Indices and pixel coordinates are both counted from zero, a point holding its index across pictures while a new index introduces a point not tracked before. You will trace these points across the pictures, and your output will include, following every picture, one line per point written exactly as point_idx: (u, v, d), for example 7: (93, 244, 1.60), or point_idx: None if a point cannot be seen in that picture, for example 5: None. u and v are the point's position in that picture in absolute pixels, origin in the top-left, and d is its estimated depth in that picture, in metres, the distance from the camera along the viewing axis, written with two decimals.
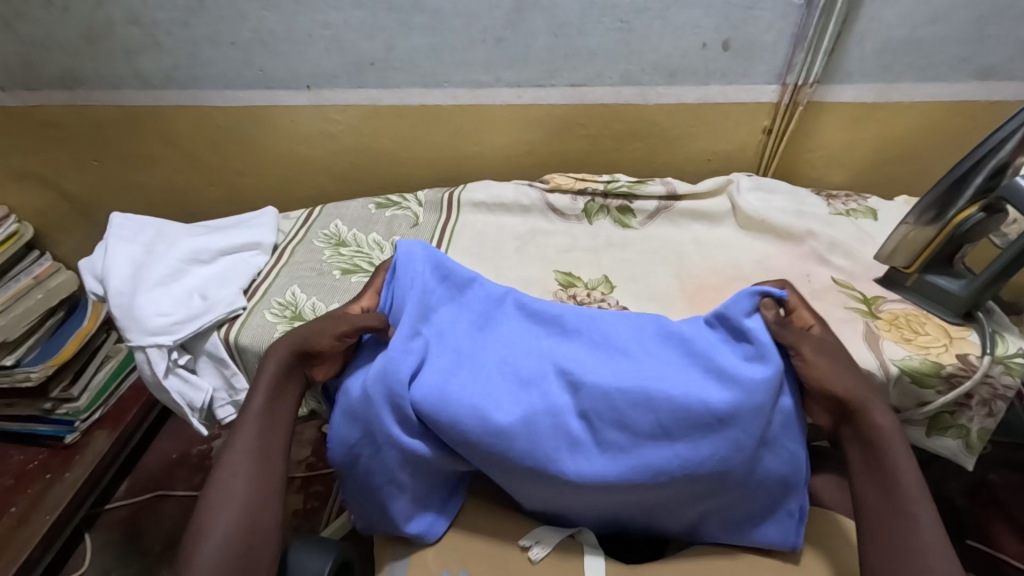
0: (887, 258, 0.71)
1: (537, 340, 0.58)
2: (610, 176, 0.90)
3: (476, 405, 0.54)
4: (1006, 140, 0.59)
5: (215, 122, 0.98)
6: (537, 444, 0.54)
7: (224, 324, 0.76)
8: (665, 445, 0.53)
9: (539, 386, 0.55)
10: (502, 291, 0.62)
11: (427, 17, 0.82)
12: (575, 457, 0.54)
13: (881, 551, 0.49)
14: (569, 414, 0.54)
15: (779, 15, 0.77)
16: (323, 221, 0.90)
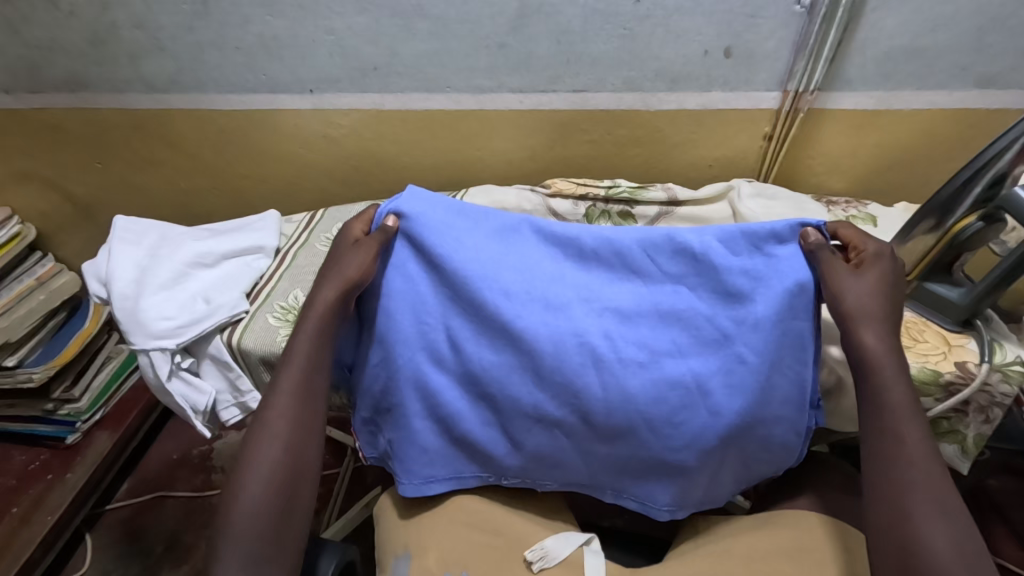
0: None
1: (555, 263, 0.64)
2: (611, 181, 0.90)
3: (507, 322, 0.60)
4: (1006, 150, 0.59)
5: (219, 126, 0.98)
6: (562, 362, 0.60)
7: (227, 327, 0.76)
8: (681, 358, 0.60)
9: (564, 311, 0.61)
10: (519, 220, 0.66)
11: (430, 23, 0.82)
12: (597, 375, 0.60)
13: (875, 473, 0.53)
14: (599, 338, 0.60)
15: (781, 23, 0.78)
16: (326, 225, 0.91)
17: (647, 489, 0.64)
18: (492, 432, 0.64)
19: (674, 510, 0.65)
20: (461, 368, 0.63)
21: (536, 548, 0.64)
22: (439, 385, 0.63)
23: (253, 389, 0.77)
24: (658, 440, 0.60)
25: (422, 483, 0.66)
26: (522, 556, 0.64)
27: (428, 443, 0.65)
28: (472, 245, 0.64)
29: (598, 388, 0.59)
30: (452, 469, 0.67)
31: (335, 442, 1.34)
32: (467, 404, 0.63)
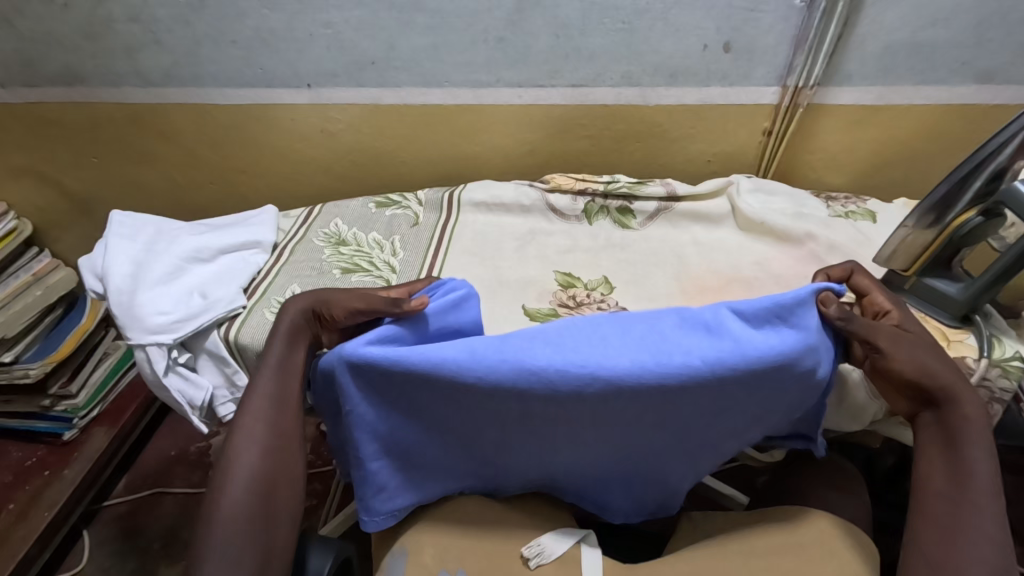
0: (886, 261, 0.70)
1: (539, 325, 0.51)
2: (610, 177, 0.90)
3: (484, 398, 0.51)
4: (1005, 145, 0.59)
5: (216, 121, 0.98)
6: (549, 433, 0.55)
7: (224, 322, 0.76)
8: (679, 420, 0.54)
9: (562, 394, 0.49)
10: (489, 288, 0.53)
11: (428, 16, 0.82)
12: (584, 437, 0.55)
13: (941, 505, 0.52)
14: (600, 412, 0.51)
15: (780, 17, 0.78)
16: (324, 220, 0.91)
17: (605, 496, 0.66)
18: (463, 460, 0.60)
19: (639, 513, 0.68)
20: (419, 412, 0.55)
21: (533, 544, 0.63)
22: (393, 430, 0.57)
23: None
24: (643, 466, 0.61)
25: (382, 517, 0.61)
26: (519, 553, 0.63)
27: (390, 478, 0.60)
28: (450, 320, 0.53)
29: (583, 447, 0.56)
30: (417, 499, 0.62)
31: (333, 439, 1.34)
32: (431, 440, 0.58)
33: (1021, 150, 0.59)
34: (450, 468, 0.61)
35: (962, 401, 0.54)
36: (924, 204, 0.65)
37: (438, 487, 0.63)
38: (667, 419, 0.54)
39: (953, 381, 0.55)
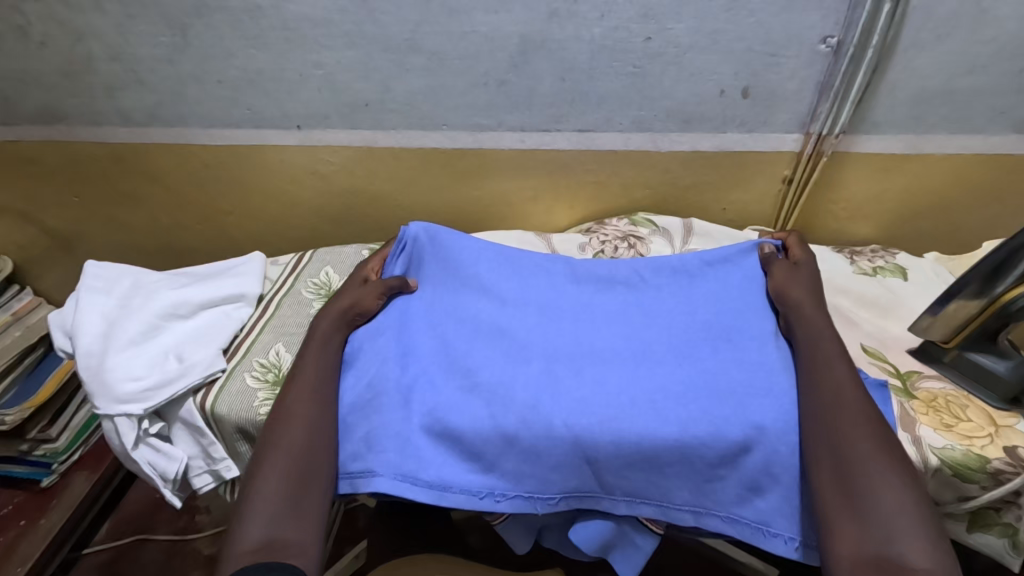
0: (923, 332, 0.65)
1: (552, 288, 0.74)
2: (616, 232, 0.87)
3: (501, 326, 0.70)
4: None
5: (203, 161, 0.93)
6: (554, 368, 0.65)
7: (200, 388, 0.70)
8: (669, 341, 0.66)
9: (558, 313, 0.71)
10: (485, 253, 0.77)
11: (426, 58, 0.77)
12: (591, 363, 0.65)
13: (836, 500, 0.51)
14: (597, 334, 0.68)
15: (804, 62, 0.72)
16: (313, 269, 0.86)
17: (661, 484, 0.60)
18: (477, 411, 0.62)
19: (697, 511, 0.60)
20: (449, 347, 0.69)
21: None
22: (432, 369, 0.66)
23: (227, 457, 0.70)
24: (653, 416, 0.60)
25: (398, 480, 0.60)
26: None
27: (411, 435, 0.61)
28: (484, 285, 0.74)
29: (590, 375, 0.64)
30: (434, 473, 0.60)
31: None
32: (455, 390, 0.65)
33: None
34: (477, 449, 0.61)
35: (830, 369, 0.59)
36: (975, 268, 0.59)
37: (456, 467, 0.62)
38: (651, 333, 0.68)
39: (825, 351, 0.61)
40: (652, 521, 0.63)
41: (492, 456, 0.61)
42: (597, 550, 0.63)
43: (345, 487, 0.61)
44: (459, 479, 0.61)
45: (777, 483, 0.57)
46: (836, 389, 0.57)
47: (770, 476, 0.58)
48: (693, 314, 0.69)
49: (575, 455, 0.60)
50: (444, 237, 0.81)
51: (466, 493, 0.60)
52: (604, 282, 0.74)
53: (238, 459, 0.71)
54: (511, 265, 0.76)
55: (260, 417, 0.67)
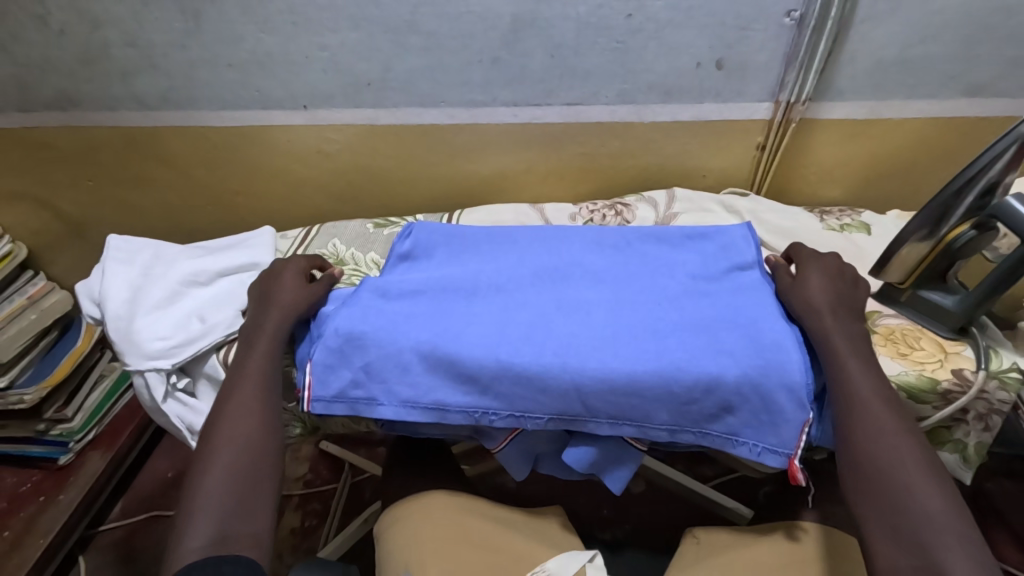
0: (882, 274, 0.70)
1: (547, 250, 0.83)
2: (608, 206, 0.93)
3: (497, 279, 0.79)
4: (997, 161, 0.59)
5: (213, 143, 0.98)
6: (544, 313, 0.74)
7: (223, 346, 0.75)
8: (648, 295, 0.75)
9: (552, 273, 0.79)
10: (485, 230, 0.87)
11: (425, 38, 0.83)
12: (574, 311, 0.73)
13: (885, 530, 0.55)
14: (585, 288, 0.77)
15: (771, 35, 0.79)
16: (322, 240, 0.92)
17: (642, 408, 0.67)
18: (477, 347, 0.70)
19: (673, 429, 0.67)
20: (453, 300, 0.76)
21: (540, 571, 0.71)
22: (438, 317, 0.74)
23: None
24: (626, 350, 0.68)
25: (400, 407, 0.69)
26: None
27: (411, 363, 0.70)
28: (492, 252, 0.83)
29: (572, 320, 0.72)
30: (434, 398, 0.69)
31: (333, 457, 1.33)
32: (451, 330, 0.72)
33: (1012, 165, 0.59)
34: (473, 379, 0.69)
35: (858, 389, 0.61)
36: (921, 217, 0.65)
37: (453, 391, 0.69)
38: (633, 284, 0.77)
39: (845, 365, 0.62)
40: (634, 439, 0.70)
41: (488, 380, 0.68)
42: (588, 469, 0.71)
43: (347, 411, 0.70)
44: (457, 400, 0.69)
45: (744, 402, 0.65)
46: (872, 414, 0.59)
47: (739, 397, 0.65)
48: (673, 270, 0.77)
49: (563, 381, 0.67)
50: (454, 228, 0.88)
51: (464, 413, 0.69)
52: (594, 245, 0.83)
53: None
54: (512, 243, 0.85)
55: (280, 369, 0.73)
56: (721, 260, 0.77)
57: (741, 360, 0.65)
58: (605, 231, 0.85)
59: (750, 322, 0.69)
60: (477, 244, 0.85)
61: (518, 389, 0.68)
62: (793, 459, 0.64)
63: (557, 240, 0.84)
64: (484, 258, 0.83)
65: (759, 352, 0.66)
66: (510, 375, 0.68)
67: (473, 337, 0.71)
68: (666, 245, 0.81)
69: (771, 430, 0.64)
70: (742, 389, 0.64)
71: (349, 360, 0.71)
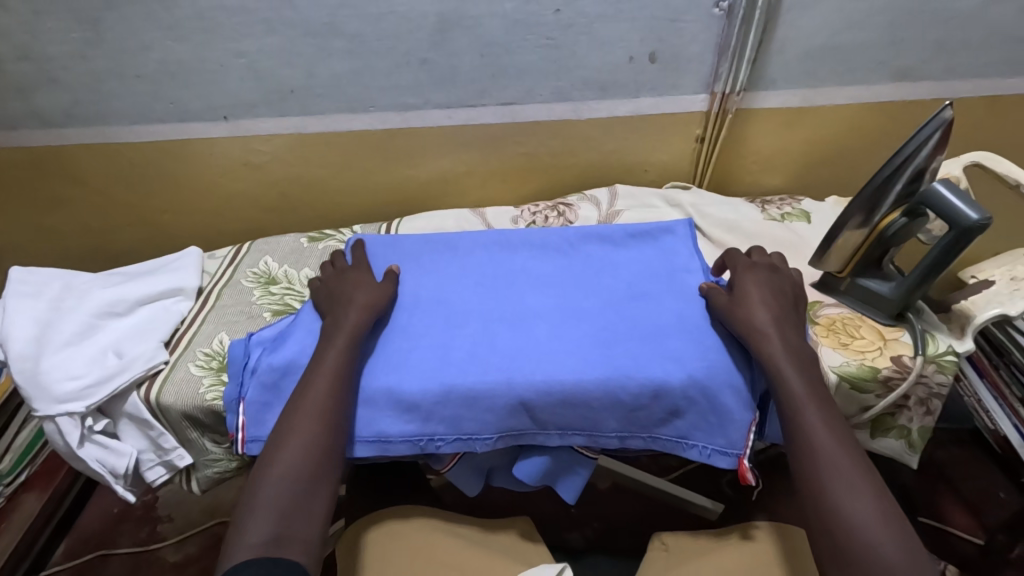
0: (821, 266, 0.70)
1: (488, 259, 0.80)
2: (550, 207, 0.91)
3: (437, 293, 0.76)
4: (923, 146, 0.59)
5: (129, 160, 0.91)
6: (486, 326, 0.71)
7: (144, 381, 0.70)
8: (592, 301, 0.73)
9: (493, 283, 0.77)
10: (423, 239, 0.84)
11: (347, 41, 0.78)
12: (518, 324, 0.71)
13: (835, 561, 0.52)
14: (528, 299, 0.74)
15: (702, 26, 0.78)
16: (252, 258, 0.87)
17: (590, 418, 0.65)
18: (418, 370, 0.66)
19: (623, 436, 0.66)
20: (390, 320, 0.73)
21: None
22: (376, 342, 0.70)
23: (179, 445, 0.71)
24: (572, 361, 0.66)
25: None
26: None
27: None
28: (430, 262, 0.80)
29: (514, 333, 0.70)
30: (376, 428, 0.66)
31: None
32: (388, 354, 0.68)
33: (938, 149, 0.60)
34: (413, 404, 0.65)
35: (815, 431, 0.56)
36: (854, 206, 0.64)
37: (396, 419, 0.66)
38: (576, 291, 0.74)
39: (802, 400, 0.57)
40: (584, 448, 0.68)
41: (431, 405, 0.65)
42: (541, 481, 0.69)
43: None
44: (400, 429, 0.65)
45: (691, 407, 0.63)
46: (823, 456, 0.55)
47: (687, 401, 0.63)
48: (616, 274, 0.76)
49: (508, 398, 0.64)
50: (388, 239, 0.84)
51: (408, 441, 0.65)
52: (536, 248, 0.81)
53: (189, 447, 0.72)
54: (452, 251, 0.82)
55: (206, 402, 0.68)
56: (665, 261, 0.76)
57: (686, 363, 0.64)
58: (546, 232, 0.82)
59: (694, 326, 0.68)
60: (416, 255, 0.82)
61: (463, 410, 0.65)
62: (743, 460, 0.63)
63: (498, 245, 0.82)
64: (422, 271, 0.79)
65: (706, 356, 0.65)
66: (453, 397, 0.65)
67: (413, 359, 0.68)
68: (610, 245, 0.80)
69: (723, 436, 0.63)
70: (690, 394, 0.63)
71: (282, 396, 0.67)
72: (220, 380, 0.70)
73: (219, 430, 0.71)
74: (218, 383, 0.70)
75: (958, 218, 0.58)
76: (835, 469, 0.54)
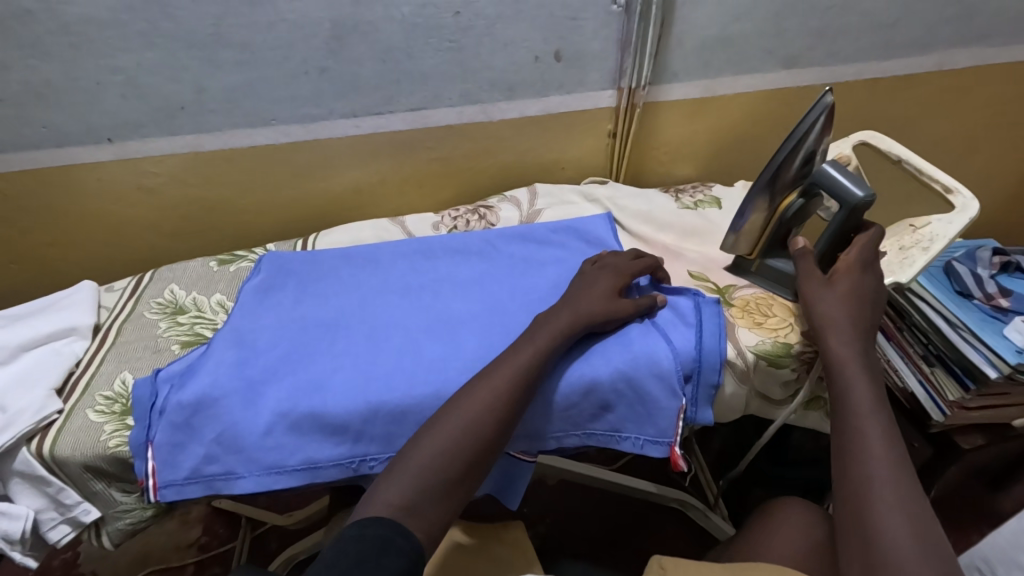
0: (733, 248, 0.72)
1: (410, 268, 0.78)
2: (470, 210, 0.90)
3: (358, 309, 0.73)
4: (811, 129, 0.62)
5: (2, 191, 0.83)
6: (411, 337, 0.69)
7: (35, 435, 0.64)
8: (518, 303, 0.72)
9: (417, 292, 0.75)
10: (340, 253, 0.81)
11: (237, 52, 0.74)
12: (444, 332, 0.70)
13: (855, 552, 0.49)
14: (455, 306, 0.73)
15: (601, 23, 0.79)
16: (155, 288, 0.81)
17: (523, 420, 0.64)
18: (342, 392, 0.64)
19: (559, 435, 0.66)
20: (312, 340, 0.70)
21: None
22: (297, 365, 0.67)
23: (83, 500, 0.65)
24: None
25: (264, 474, 0.61)
26: None
27: (268, 424, 0.62)
28: (352, 276, 0.78)
29: (440, 342, 0.68)
30: (302, 456, 0.62)
31: (228, 514, 1.19)
32: (309, 377, 0.65)
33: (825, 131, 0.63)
34: (339, 427, 0.63)
35: (870, 441, 0.53)
36: (757, 191, 0.66)
37: (323, 444, 0.63)
38: (501, 294, 0.74)
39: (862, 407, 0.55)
40: (522, 453, 0.66)
41: (359, 425, 0.63)
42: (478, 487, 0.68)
43: (202, 490, 0.62)
44: (328, 453, 0.63)
45: (621, 399, 0.64)
46: (872, 466, 0.51)
47: (616, 394, 0.64)
48: (539, 274, 0.76)
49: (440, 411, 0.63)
50: (305, 256, 0.81)
51: (338, 466, 0.63)
52: (458, 253, 0.80)
53: (96, 500, 0.66)
54: (372, 263, 0.80)
55: (108, 450, 0.63)
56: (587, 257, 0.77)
57: (612, 357, 0.65)
58: (467, 236, 0.82)
59: None
60: (335, 269, 0.79)
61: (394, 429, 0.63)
62: (673, 446, 0.64)
63: (420, 253, 0.81)
64: (343, 285, 0.76)
65: (630, 347, 0.65)
66: (381, 415, 0.63)
67: (338, 378, 0.65)
68: (532, 245, 0.80)
69: (651, 424, 0.64)
70: (618, 386, 0.64)
71: (196, 435, 0.62)
72: (124, 424, 0.65)
73: (128, 478, 0.65)
74: (122, 428, 0.64)
75: (846, 197, 0.62)
76: (885, 480, 0.50)
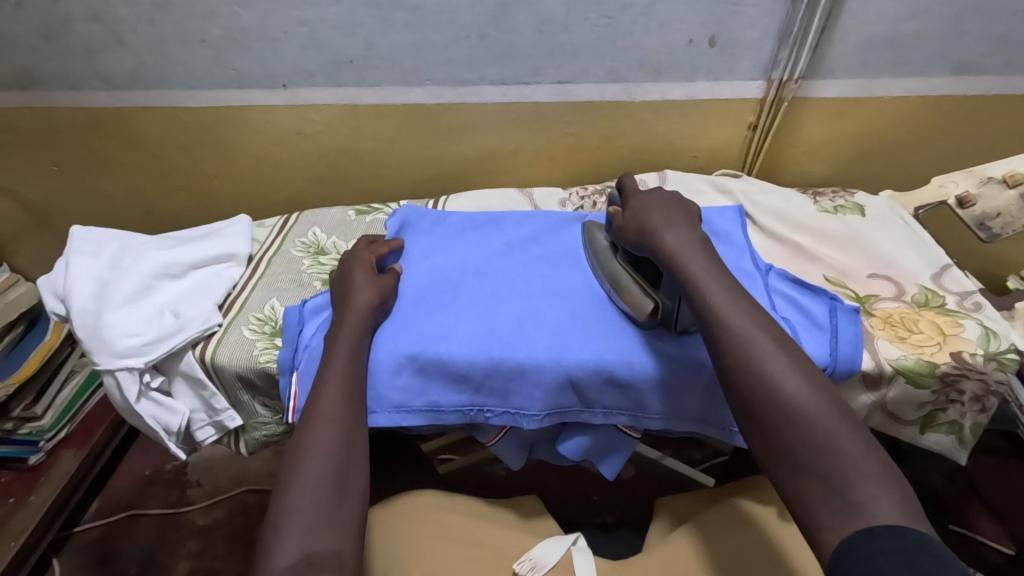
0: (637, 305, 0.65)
1: (526, 237, 0.80)
2: (597, 190, 0.91)
3: (479, 270, 0.75)
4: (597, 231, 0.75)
5: (185, 123, 0.92)
6: (530, 302, 0.70)
7: (199, 342, 0.71)
8: None
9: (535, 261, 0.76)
10: (463, 217, 0.84)
11: (406, 13, 0.78)
12: (560, 300, 0.70)
13: (770, 441, 0.48)
14: (571, 277, 0.73)
15: (766, 10, 0.76)
16: (301, 228, 0.88)
17: (637, 397, 0.65)
18: (466, 343, 0.66)
19: (669, 419, 0.66)
20: (433, 294, 0.72)
21: (525, 560, 0.64)
22: (421, 313, 0.70)
23: (230, 407, 0.73)
24: (619, 339, 0.65)
25: (393, 412, 0.66)
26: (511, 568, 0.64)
27: (395, 365, 0.66)
28: (473, 238, 0.80)
29: (557, 310, 0.69)
30: (426, 398, 0.67)
31: None
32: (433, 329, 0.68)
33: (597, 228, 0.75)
34: (462, 378, 0.66)
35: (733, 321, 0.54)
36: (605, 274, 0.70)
37: (447, 390, 0.67)
38: None
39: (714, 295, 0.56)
40: (629, 427, 0.68)
41: (480, 377, 0.66)
42: (582, 456, 0.70)
43: None
44: (451, 399, 0.67)
45: None
46: (754, 349, 0.52)
47: None
48: None
49: (558, 376, 0.64)
50: (427, 215, 0.85)
51: (459, 412, 0.67)
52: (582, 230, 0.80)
53: (240, 409, 0.74)
54: (497, 227, 0.82)
55: (259, 364, 0.69)
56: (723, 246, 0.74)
57: None
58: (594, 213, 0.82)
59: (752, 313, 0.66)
60: (457, 231, 0.82)
61: (517, 388, 0.65)
62: None
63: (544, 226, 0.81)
64: (467, 246, 0.79)
65: None
66: (502, 373, 0.65)
67: (464, 331, 0.67)
68: None
69: None
70: None
71: None
72: (273, 343, 0.71)
73: (269, 394, 0.72)
74: (271, 346, 0.71)
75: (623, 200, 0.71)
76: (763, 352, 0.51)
